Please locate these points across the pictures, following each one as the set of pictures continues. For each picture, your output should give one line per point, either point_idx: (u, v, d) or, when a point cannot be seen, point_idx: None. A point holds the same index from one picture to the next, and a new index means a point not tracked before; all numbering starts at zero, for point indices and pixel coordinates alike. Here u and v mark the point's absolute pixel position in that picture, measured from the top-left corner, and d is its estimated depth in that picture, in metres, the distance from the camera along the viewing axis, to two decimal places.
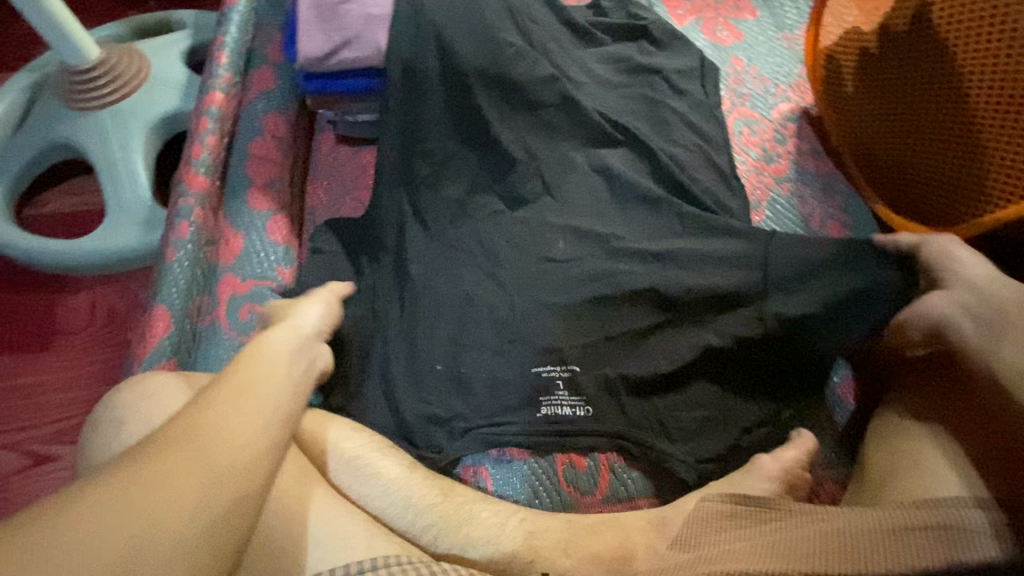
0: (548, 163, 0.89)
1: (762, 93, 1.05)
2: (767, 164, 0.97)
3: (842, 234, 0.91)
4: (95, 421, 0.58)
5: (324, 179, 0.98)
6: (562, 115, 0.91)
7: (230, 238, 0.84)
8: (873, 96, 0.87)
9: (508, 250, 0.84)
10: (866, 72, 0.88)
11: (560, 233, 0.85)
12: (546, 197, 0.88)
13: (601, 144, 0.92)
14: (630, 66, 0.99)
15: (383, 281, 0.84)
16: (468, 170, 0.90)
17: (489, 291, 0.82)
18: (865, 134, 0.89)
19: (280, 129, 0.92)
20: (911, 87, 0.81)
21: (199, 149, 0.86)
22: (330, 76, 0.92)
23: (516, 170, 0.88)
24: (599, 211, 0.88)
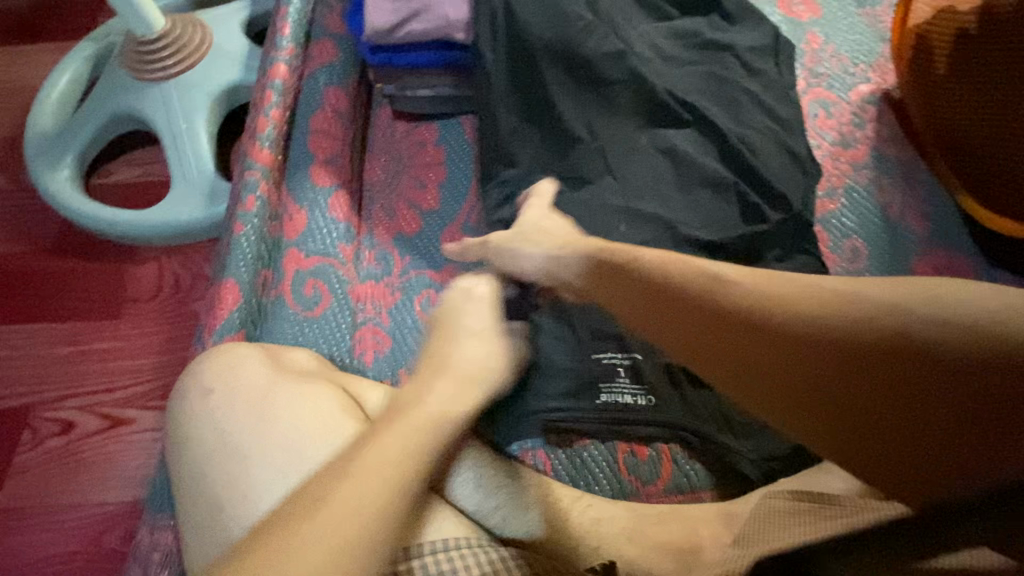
0: (612, 143, 0.86)
1: (840, 72, 0.99)
2: (843, 150, 0.92)
3: (924, 226, 0.86)
4: (179, 392, 0.60)
5: (382, 154, 0.97)
6: (628, 94, 0.87)
7: (294, 212, 0.84)
8: (971, 80, 0.82)
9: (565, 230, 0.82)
10: (962, 55, 0.82)
11: (620, 216, 0.82)
12: (608, 178, 0.85)
13: (666, 124, 0.88)
14: (700, 42, 0.95)
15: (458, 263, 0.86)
16: (527, 148, 0.87)
17: None
18: (954, 121, 0.84)
19: (341, 104, 0.92)
20: (1016, 74, 0.77)
21: (263, 122, 0.85)
22: (394, 49, 0.90)
23: (578, 150, 0.86)
24: (662, 193, 0.84)
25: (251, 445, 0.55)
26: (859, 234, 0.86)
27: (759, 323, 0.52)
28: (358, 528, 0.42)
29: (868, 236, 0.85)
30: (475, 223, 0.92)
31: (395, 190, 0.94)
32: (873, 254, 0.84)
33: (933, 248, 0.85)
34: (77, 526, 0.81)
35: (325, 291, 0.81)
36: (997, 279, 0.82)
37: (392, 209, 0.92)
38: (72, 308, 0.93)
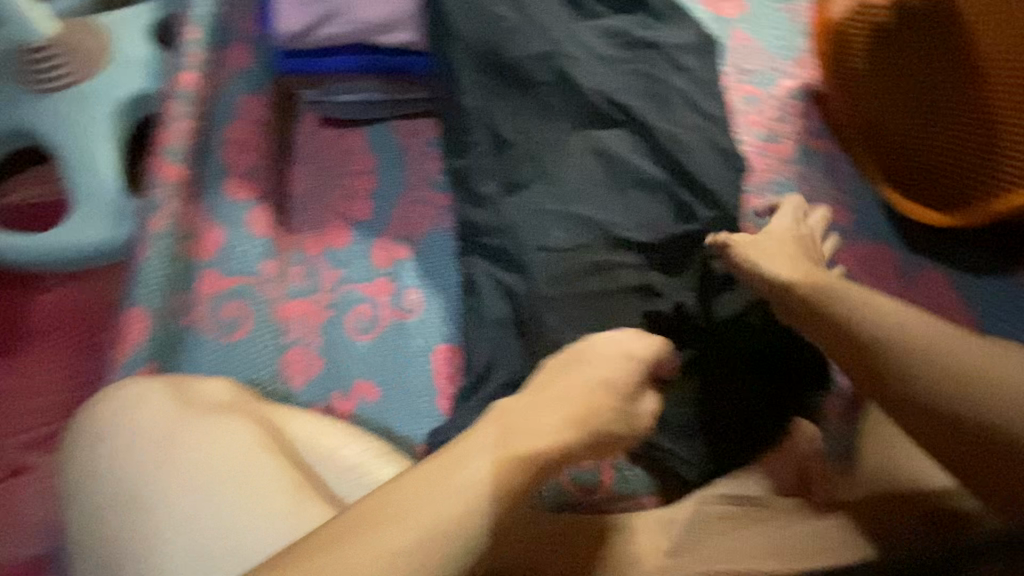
0: (545, 146, 0.84)
1: (765, 68, 1.00)
2: (771, 145, 0.93)
3: (847, 218, 0.88)
4: (75, 438, 0.55)
5: (307, 164, 0.92)
6: (558, 96, 0.85)
7: (208, 231, 0.79)
8: (883, 77, 0.83)
9: (499, 238, 0.81)
10: (881, 45, 0.82)
11: (556, 220, 0.80)
12: (540, 181, 0.83)
13: (599, 125, 0.87)
14: (629, 41, 0.94)
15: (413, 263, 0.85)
16: (470, 152, 0.85)
17: (488, 287, 0.80)
18: (875, 112, 0.85)
19: (258, 112, 0.86)
20: (931, 67, 0.77)
21: (170, 135, 0.80)
22: (311, 55, 0.86)
23: (510, 154, 0.84)
24: (596, 196, 0.83)
25: (159, 494, 0.51)
26: None
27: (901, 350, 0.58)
28: (409, 556, 0.44)
29: None
30: (408, 233, 0.88)
31: (324, 201, 0.89)
32: None
33: (857, 238, 0.87)
34: None
35: (247, 314, 0.76)
36: (917, 266, 0.85)
37: (321, 221, 0.88)
38: None
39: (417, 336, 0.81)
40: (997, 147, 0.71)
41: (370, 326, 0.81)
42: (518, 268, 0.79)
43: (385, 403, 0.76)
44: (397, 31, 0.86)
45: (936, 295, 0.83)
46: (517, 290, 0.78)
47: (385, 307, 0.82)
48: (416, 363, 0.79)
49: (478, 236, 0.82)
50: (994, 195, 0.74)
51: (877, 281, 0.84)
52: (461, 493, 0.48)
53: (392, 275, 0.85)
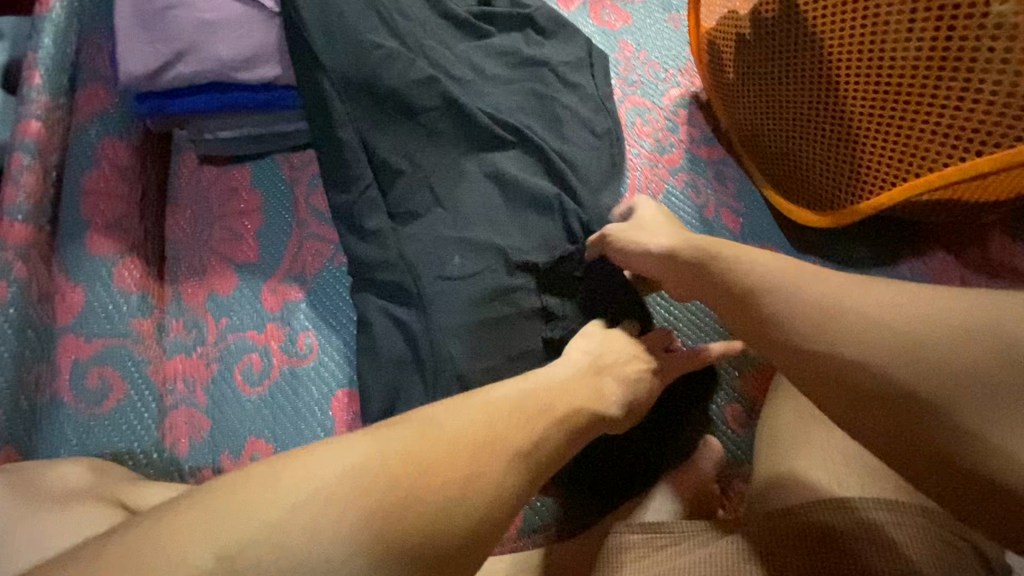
0: (436, 173, 0.83)
1: (653, 79, 1.03)
2: (660, 156, 0.95)
3: (735, 223, 0.91)
4: None
5: (187, 208, 0.88)
6: (449, 121, 0.84)
7: (67, 293, 0.72)
8: (753, 84, 0.85)
9: (395, 272, 0.78)
10: (746, 58, 0.85)
11: (456, 247, 0.79)
12: (438, 210, 0.81)
13: (491, 148, 0.85)
14: (517, 59, 0.93)
15: (319, 300, 0.82)
16: (359, 185, 0.82)
17: (384, 325, 0.77)
18: (751, 121, 0.88)
19: (122, 156, 0.80)
20: (786, 78, 0.79)
21: (13, 192, 0.72)
22: (168, 95, 0.80)
23: (401, 184, 0.82)
24: (493, 219, 0.82)
25: None
26: None
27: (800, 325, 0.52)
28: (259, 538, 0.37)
29: None
30: (299, 273, 0.84)
31: (205, 246, 0.85)
32: None
33: (745, 242, 0.89)
34: None
35: (116, 378, 0.70)
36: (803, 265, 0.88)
37: (204, 267, 0.83)
38: None
39: (311, 383, 0.77)
40: (859, 148, 0.74)
41: (260, 377, 0.76)
42: (413, 299, 0.77)
43: (281, 456, 0.72)
44: (257, 66, 0.80)
45: None
46: (408, 323, 0.76)
47: (275, 355, 0.78)
48: (311, 413, 0.75)
49: (369, 271, 0.80)
50: (865, 193, 0.76)
51: None
52: (421, 484, 0.41)
53: (282, 319, 0.81)
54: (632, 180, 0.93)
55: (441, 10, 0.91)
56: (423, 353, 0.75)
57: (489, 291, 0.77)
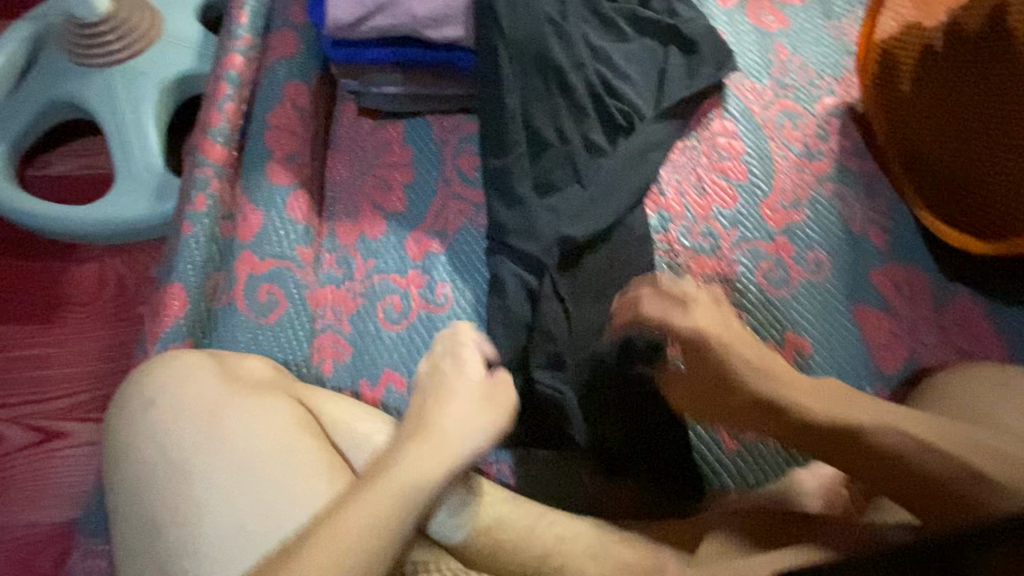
0: (580, 150, 0.85)
1: (807, 84, 1.00)
2: (808, 162, 0.93)
3: (883, 239, 0.87)
4: (120, 404, 0.55)
5: (344, 153, 0.92)
6: (591, 104, 0.87)
7: (248, 213, 0.80)
8: (933, 99, 0.82)
9: (534, 239, 0.80)
10: (927, 73, 0.83)
11: (590, 221, 0.81)
12: (575, 185, 0.83)
13: (622, 135, 0.88)
14: (651, 55, 0.94)
15: (457, 254, 0.86)
16: (516, 150, 0.83)
17: (515, 289, 0.79)
18: (918, 137, 0.84)
19: (302, 98, 0.87)
20: (975, 95, 0.78)
21: (217, 117, 0.82)
22: (358, 46, 0.87)
23: (548, 156, 0.84)
24: (621, 200, 0.83)
25: (198, 467, 0.51)
26: (822, 246, 0.86)
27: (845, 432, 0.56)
28: None
29: (831, 248, 0.86)
30: (441, 227, 0.88)
31: (358, 190, 0.89)
32: (836, 265, 0.85)
33: (892, 260, 0.86)
34: (6, 547, 0.75)
35: (281, 296, 0.77)
36: (953, 292, 0.83)
37: (355, 209, 0.88)
38: (5, 309, 0.86)
39: (445, 330, 0.81)
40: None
41: (399, 317, 0.81)
42: (549, 265, 0.79)
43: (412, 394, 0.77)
44: (443, 26, 0.85)
45: (970, 322, 0.81)
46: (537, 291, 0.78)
47: (414, 299, 0.82)
48: None
49: (507, 236, 0.81)
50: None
51: (909, 306, 0.83)
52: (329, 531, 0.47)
53: (424, 267, 0.85)
54: (779, 182, 0.91)
55: (591, 4, 0.94)
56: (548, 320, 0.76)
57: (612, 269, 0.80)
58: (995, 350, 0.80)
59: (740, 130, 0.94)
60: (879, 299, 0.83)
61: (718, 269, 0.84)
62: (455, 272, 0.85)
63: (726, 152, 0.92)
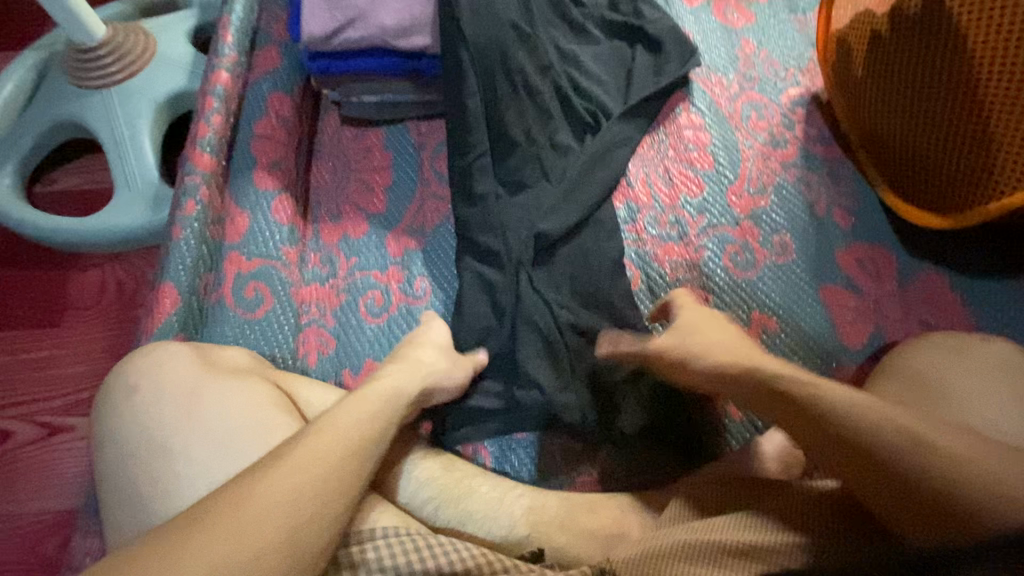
0: (546, 149, 0.89)
1: (772, 76, 1.03)
2: (773, 150, 0.96)
3: (848, 220, 0.89)
4: (109, 389, 0.60)
5: (327, 159, 0.97)
6: (558, 106, 0.91)
7: (236, 217, 0.85)
8: (884, 82, 0.85)
9: (503, 234, 0.83)
10: (877, 56, 0.86)
11: (558, 215, 0.84)
12: (543, 181, 0.87)
13: (589, 132, 0.92)
14: (617, 57, 0.98)
15: (434, 252, 0.90)
16: (483, 152, 0.87)
17: (485, 284, 0.82)
18: (875, 119, 0.88)
19: (286, 110, 0.93)
20: (919, 75, 0.80)
21: (205, 128, 0.87)
22: (335, 57, 0.92)
23: (516, 155, 0.87)
24: (590, 195, 0.87)
25: (180, 444, 0.56)
26: (787, 228, 0.89)
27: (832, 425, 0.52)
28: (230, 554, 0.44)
29: (796, 230, 0.89)
30: (421, 225, 0.92)
31: (341, 193, 0.94)
32: (801, 246, 0.87)
33: (856, 240, 0.88)
34: (16, 535, 0.80)
35: (267, 293, 0.81)
36: (917, 269, 0.85)
37: (338, 211, 0.93)
38: (14, 315, 0.92)
39: None
40: (993, 146, 0.73)
41: (380, 311, 0.85)
42: (521, 262, 0.81)
43: None
44: (412, 35, 0.90)
45: (935, 297, 0.83)
46: (497, 283, 0.81)
47: (394, 293, 0.86)
48: None
49: (472, 231, 0.85)
50: (997, 192, 0.74)
51: (874, 283, 0.85)
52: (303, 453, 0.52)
53: (403, 264, 0.89)
54: (745, 170, 0.94)
55: (559, 9, 0.98)
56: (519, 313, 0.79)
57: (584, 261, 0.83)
58: (960, 322, 0.82)
59: (706, 122, 0.98)
60: (844, 278, 0.85)
61: (685, 255, 0.87)
62: (429, 267, 0.89)
63: (692, 143, 0.96)
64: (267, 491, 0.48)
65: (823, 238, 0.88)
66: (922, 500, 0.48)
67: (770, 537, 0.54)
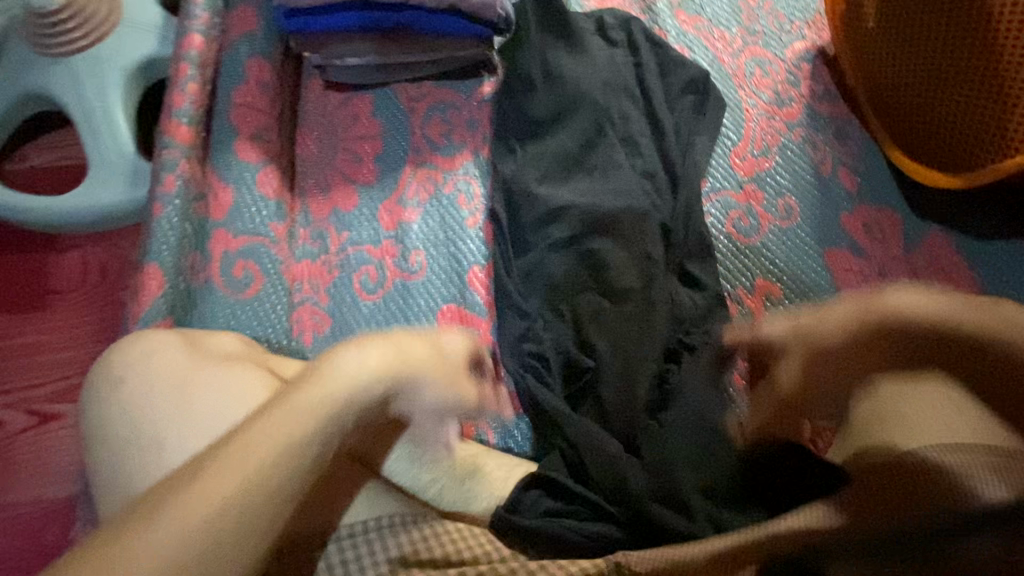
0: (609, 123, 0.86)
1: (776, 30, 0.98)
2: (777, 109, 0.92)
3: (854, 182, 0.87)
4: (97, 378, 0.58)
5: (313, 129, 0.93)
6: (623, 74, 0.90)
7: (220, 192, 0.81)
8: (897, 33, 0.81)
9: (554, 211, 0.81)
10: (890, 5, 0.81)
11: (608, 196, 0.81)
12: (598, 158, 0.85)
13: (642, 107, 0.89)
14: (624, 34, 0.94)
15: (427, 223, 0.86)
16: (532, 130, 0.88)
17: (541, 262, 0.79)
18: (885, 74, 0.84)
19: (266, 75, 0.87)
20: (936, 25, 0.75)
21: (180, 98, 0.82)
22: (312, 13, 0.88)
23: (571, 131, 0.87)
24: (636, 181, 0.82)
25: (174, 434, 0.54)
26: (791, 191, 0.86)
27: (812, 337, 0.57)
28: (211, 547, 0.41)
29: (801, 193, 0.86)
30: (413, 196, 0.88)
31: (328, 164, 0.90)
32: (807, 210, 0.85)
33: (862, 203, 0.86)
34: (16, 523, 0.79)
35: (257, 272, 0.78)
36: (923, 231, 0.83)
37: (327, 184, 0.89)
38: None
39: (421, 296, 0.82)
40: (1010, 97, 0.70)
41: (375, 287, 0.82)
42: (570, 239, 0.79)
43: None
44: None
45: (940, 259, 0.81)
46: (552, 266, 0.78)
47: (389, 269, 0.83)
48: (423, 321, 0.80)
49: (523, 207, 0.82)
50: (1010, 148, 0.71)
51: (879, 246, 0.83)
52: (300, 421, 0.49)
53: (397, 237, 0.86)
54: (749, 130, 0.90)
55: None
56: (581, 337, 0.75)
57: (637, 248, 0.76)
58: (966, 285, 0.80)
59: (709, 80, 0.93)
60: (850, 242, 0.83)
61: None
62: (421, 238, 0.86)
63: None
64: (233, 460, 0.44)
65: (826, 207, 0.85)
66: (992, 361, 0.50)
67: (822, 518, 0.51)
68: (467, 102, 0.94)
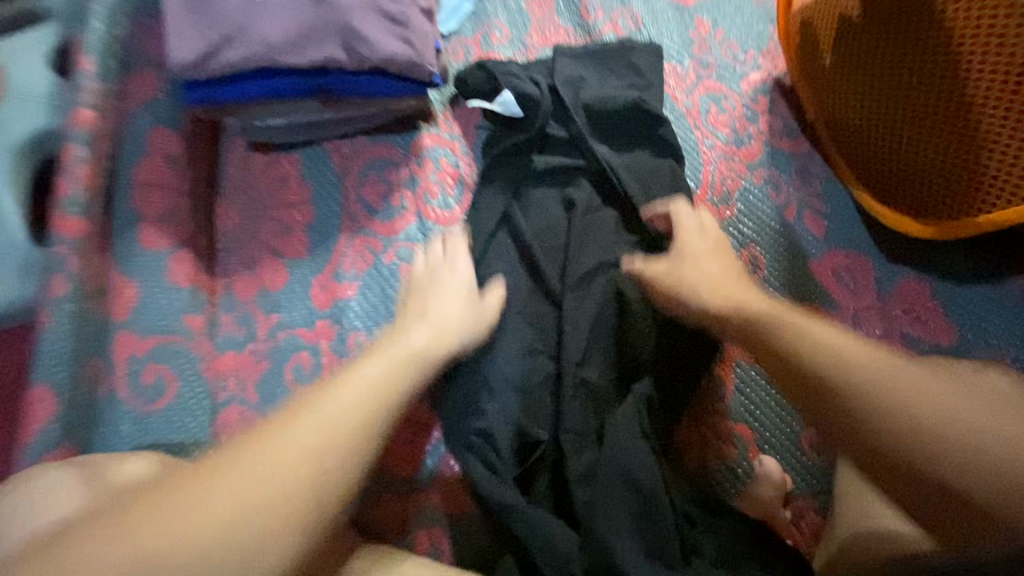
0: (567, 189, 0.78)
1: (730, 61, 0.92)
2: (737, 148, 0.86)
3: (820, 227, 0.81)
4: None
5: (233, 196, 0.83)
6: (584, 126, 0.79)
7: (122, 287, 0.71)
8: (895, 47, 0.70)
9: (504, 287, 0.73)
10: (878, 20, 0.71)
11: (561, 261, 0.74)
12: (557, 220, 0.77)
13: (601, 170, 0.78)
14: (575, 84, 0.80)
15: (369, 297, 0.79)
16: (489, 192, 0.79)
17: (491, 348, 0.70)
18: (880, 103, 0.73)
19: (173, 146, 0.78)
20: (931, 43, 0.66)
21: (67, 185, 0.69)
22: (218, 83, 0.75)
23: (532, 193, 0.78)
24: (589, 240, 0.75)
25: None
26: (756, 242, 0.80)
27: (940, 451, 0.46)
28: None
29: (767, 242, 0.80)
30: (350, 268, 0.80)
31: (254, 237, 0.81)
32: (772, 261, 0.79)
33: (831, 251, 0.80)
34: None
35: (171, 376, 0.69)
36: (896, 276, 0.77)
37: (253, 260, 0.80)
38: None
39: None
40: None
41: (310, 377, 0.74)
42: (523, 314, 0.72)
43: None
44: (309, 48, 0.73)
45: (914, 309, 0.76)
46: (503, 346, 0.70)
47: (325, 354, 0.75)
48: None
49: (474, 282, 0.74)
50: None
51: (851, 297, 0.77)
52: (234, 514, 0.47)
53: (334, 316, 0.77)
54: (707, 175, 0.84)
55: None
56: (534, 400, 0.68)
57: (592, 324, 0.70)
58: (942, 333, 0.75)
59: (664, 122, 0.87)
60: (820, 292, 0.77)
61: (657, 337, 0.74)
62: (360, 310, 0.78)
63: None
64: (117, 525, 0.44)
65: (795, 265, 0.79)
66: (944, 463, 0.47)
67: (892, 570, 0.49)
68: (406, 157, 0.86)
